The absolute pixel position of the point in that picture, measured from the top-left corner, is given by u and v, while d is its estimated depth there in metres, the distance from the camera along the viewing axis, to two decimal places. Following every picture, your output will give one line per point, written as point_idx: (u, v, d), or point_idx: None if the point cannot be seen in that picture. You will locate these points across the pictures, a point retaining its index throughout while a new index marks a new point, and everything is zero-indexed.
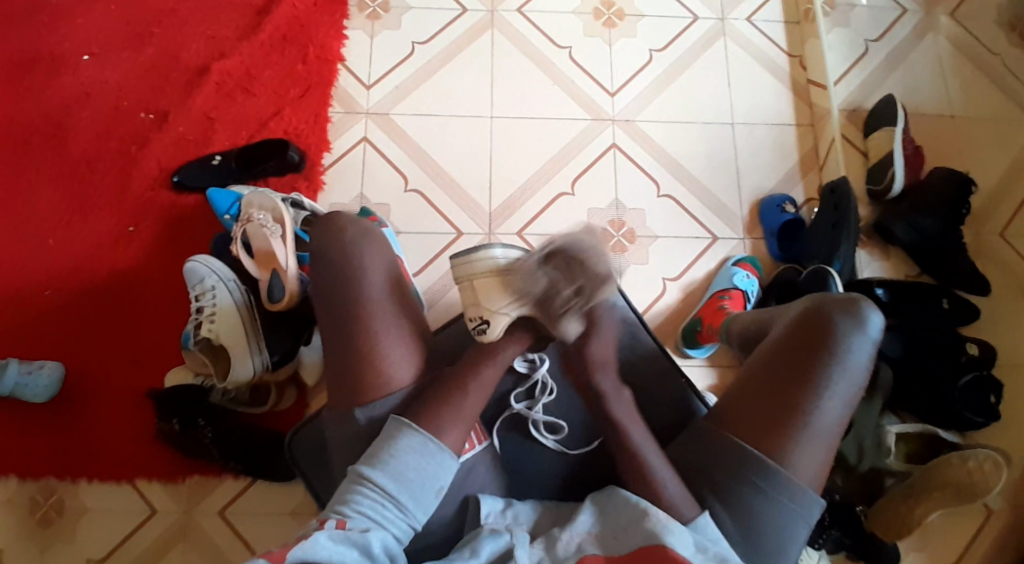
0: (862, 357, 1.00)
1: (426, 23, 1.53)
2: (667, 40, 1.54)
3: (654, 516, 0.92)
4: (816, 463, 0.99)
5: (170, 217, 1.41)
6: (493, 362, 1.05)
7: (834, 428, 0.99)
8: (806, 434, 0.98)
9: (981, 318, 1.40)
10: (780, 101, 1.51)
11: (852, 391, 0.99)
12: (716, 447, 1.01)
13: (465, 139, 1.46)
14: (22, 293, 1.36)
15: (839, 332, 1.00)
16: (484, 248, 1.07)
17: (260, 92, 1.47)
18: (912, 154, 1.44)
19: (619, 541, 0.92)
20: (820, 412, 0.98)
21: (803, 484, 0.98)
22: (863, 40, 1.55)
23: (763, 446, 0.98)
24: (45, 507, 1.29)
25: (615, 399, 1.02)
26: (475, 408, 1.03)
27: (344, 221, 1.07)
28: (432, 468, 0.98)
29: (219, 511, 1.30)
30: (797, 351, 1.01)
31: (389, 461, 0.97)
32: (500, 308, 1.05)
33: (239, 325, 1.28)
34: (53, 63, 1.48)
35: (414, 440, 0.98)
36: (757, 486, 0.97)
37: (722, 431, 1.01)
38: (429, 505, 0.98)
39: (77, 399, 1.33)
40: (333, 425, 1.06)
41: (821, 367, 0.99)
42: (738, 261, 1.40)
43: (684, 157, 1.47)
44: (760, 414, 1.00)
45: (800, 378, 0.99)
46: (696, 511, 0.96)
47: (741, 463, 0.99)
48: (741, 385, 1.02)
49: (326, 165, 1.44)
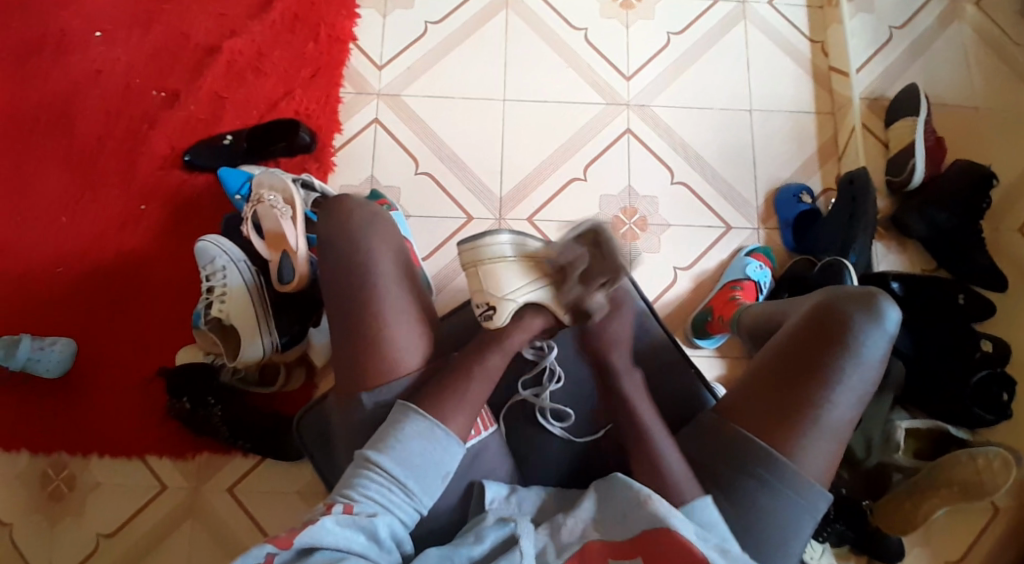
0: (875, 351, 0.99)
1: (439, 3, 1.50)
2: (686, 23, 1.50)
3: (655, 503, 0.91)
4: (824, 459, 0.98)
5: (180, 195, 1.40)
6: (499, 351, 1.05)
7: (844, 423, 0.98)
8: (815, 428, 0.97)
9: (999, 315, 1.39)
10: (799, 90, 1.48)
11: (864, 386, 0.99)
12: (722, 439, 1.00)
13: (476, 124, 1.44)
14: (34, 270, 1.37)
15: (853, 328, 0.99)
16: (491, 234, 1.06)
17: (271, 71, 1.45)
18: (933, 145, 1.40)
19: (621, 527, 0.92)
20: (830, 407, 0.97)
21: (811, 478, 0.97)
22: (887, 26, 1.51)
23: (770, 440, 0.98)
24: (57, 482, 1.31)
25: (628, 378, 1.06)
26: (480, 395, 1.02)
27: (353, 204, 1.07)
28: (438, 454, 0.99)
29: (226, 489, 1.32)
30: (809, 346, 1.00)
31: (396, 445, 0.97)
32: (506, 294, 1.06)
33: (249, 305, 1.29)
34: (65, 39, 1.47)
35: (420, 425, 0.98)
36: (762, 480, 0.97)
37: (728, 422, 1.01)
38: (435, 489, 0.98)
39: (88, 377, 1.34)
40: (340, 417, 1.07)
41: (834, 361, 0.98)
42: (752, 251, 1.38)
43: (700, 145, 1.45)
44: (769, 407, 0.99)
45: (811, 372, 0.98)
46: (699, 490, 0.96)
47: (746, 457, 0.98)
48: (750, 377, 1.02)
49: (337, 147, 1.42)
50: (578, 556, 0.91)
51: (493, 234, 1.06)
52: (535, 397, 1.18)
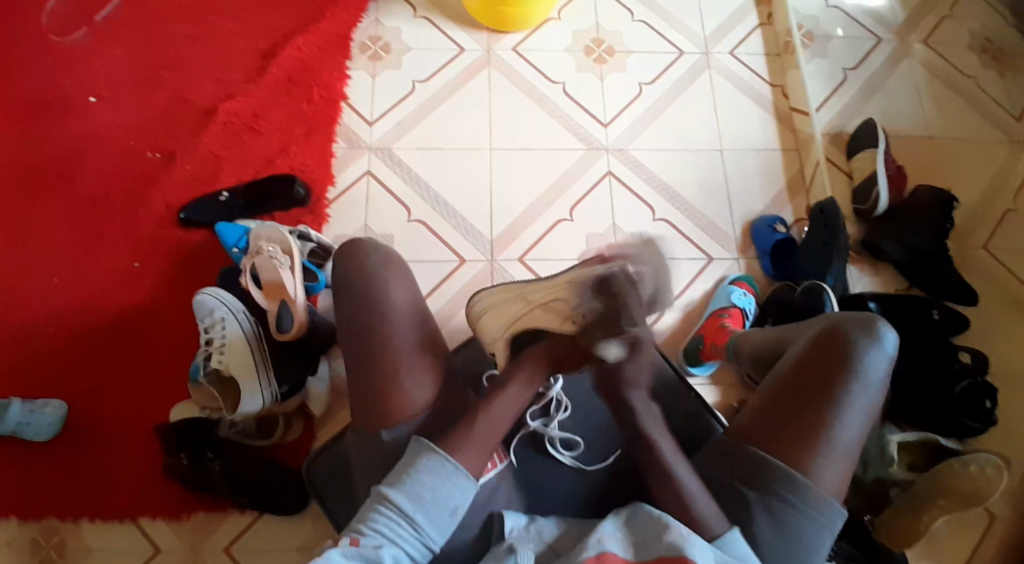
0: (879, 372, 1.03)
1: (425, 62, 1.58)
2: (656, 73, 1.60)
3: (676, 531, 0.91)
4: (840, 478, 1.00)
5: (177, 254, 1.42)
6: (515, 383, 1.05)
7: (856, 442, 1.01)
8: (830, 447, 1.00)
9: (973, 329, 1.45)
10: (765, 129, 1.58)
11: (871, 405, 1.02)
12: (741, 462, 1.02)
13: (465, 170, 1.50)
14: (28, 333, 1.37)
15: (856, 350, 1.03)
16: (469, 300, 1.24)
17: (267, 130, 1.50)
18: (894, 172, 1.49)
19: (641, 551, 0.92)
20: (841, 427, 1.00)
21: (830, 498, 0.99)
22: (842, 68, 1.62)
23: (788, 460, 1.00)
24: (47, 549, 1.27)
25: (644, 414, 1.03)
26: (490, 439, 1.01)
27: (367, 247, 1.09)
28: (449, 489, 0.96)
29: (225, 547, 1.28)
30: (818, 370, 1.03)
31: (408, 480, 0.96)
32: (492, 340, 1.17)
33: (250, 356, 1.28)
34: (61, 106, 1.52)
35: (431, 461, 0.97)
36: (788, 502, 0.98)
37: (746, 447, 1.03)
38: (445, 526, 0.96)
39: (84, 436, 1.32)
40: (358, 451, 1.06)
41: (842, 383, 1.01)
42: (736, 279, 1.44)
43: (678, 184, 1.52)
44: (784, 431, 1.01)
45: (822, 393, 1.01)
46: (726, 524, 0.97)
47: (766, 477, 1.00)
48: (764, 404, 1.04)
49: (332, 198, 1.47)
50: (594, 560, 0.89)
51: (473, 299, 1.24)
52: (544, 428, 1.17)
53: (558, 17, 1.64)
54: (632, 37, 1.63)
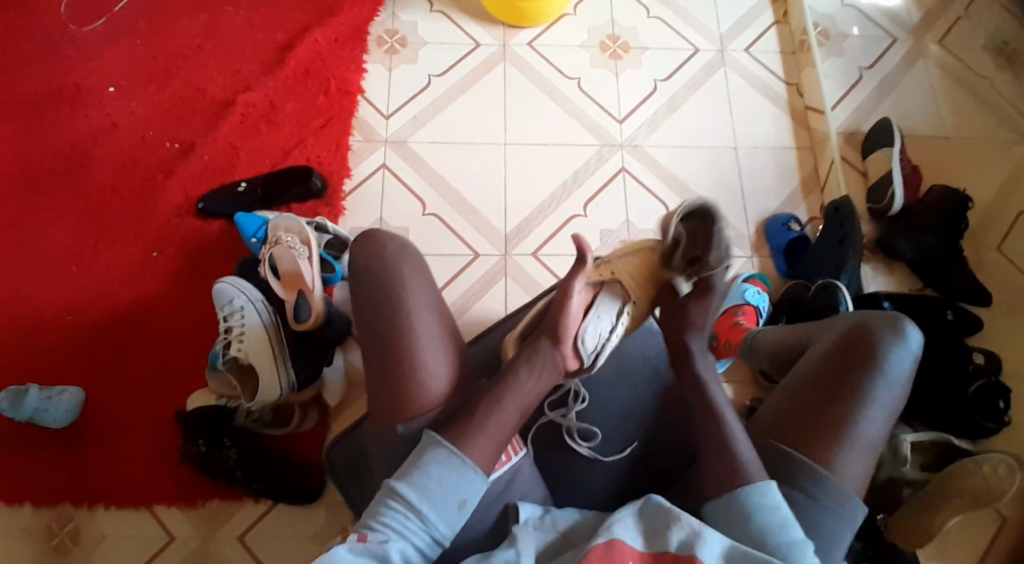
0: (903, 369, 1.03)
1: (441, 56, 1.58)
2: (670, 70, 1.60)
3: (684, 521, 0.90)
4: (861, 474, 1.00)
5: (193, 243, 1.43)
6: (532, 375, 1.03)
7: (878, 438, 1.01)
8: (853, 442, 0.99)
9: (988, 329, 1.45)
10: (779, 126, 1.58)
11: (895, 403, 1.02)
12: (763, 454, 1.02)
13: (479, 164, 1.50)
14: (44, 319, 1.38)
15: (882, 347, 1.03)
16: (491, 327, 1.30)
17: (283, 122, 1.51)
18: (909, 173, 1.50)
19: (651, 541, 0.90)
20: (864, 422, 1.00)
21: (851, 494, 0.99)
22: (857, 67, 1.62)
23: (811, 454, 1.00)
24: (61, 535, 1.28)
25: None
26: (505, 426, 1.00)
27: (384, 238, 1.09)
28: (456, 482, 0.96)
29: (238, 537, 1.29)
30: (842, 367, 1.03)
31: (415, 473, 0.96)
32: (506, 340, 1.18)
33: (267, 344, 1.28)
34: (79, 96, 1.53)
35: (438, 455, 0.96)
36: (810, 493, 0.98)
37: (768, 441, 1.03)
38: (453, 520, 0.95)
39: (99, 422, 1.33)
40: (376, 442, 1.06)
41: (866, 380, 1.01)
42: (749, 278, 1.43)
43: (692, 181, 1.52)
44: (808, 426, 1.01)
45: (846, 388, 1.01)
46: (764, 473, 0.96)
47: (788, 470, 1.00)
48: (787, 399, 1.05)
49: (347, 191, 1.47)
50: (603, 550, 0.88)
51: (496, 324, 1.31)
52: (562, 418, 1.18)
53: (575, 13, 1.64)
54: (647, 33, 1.63)
